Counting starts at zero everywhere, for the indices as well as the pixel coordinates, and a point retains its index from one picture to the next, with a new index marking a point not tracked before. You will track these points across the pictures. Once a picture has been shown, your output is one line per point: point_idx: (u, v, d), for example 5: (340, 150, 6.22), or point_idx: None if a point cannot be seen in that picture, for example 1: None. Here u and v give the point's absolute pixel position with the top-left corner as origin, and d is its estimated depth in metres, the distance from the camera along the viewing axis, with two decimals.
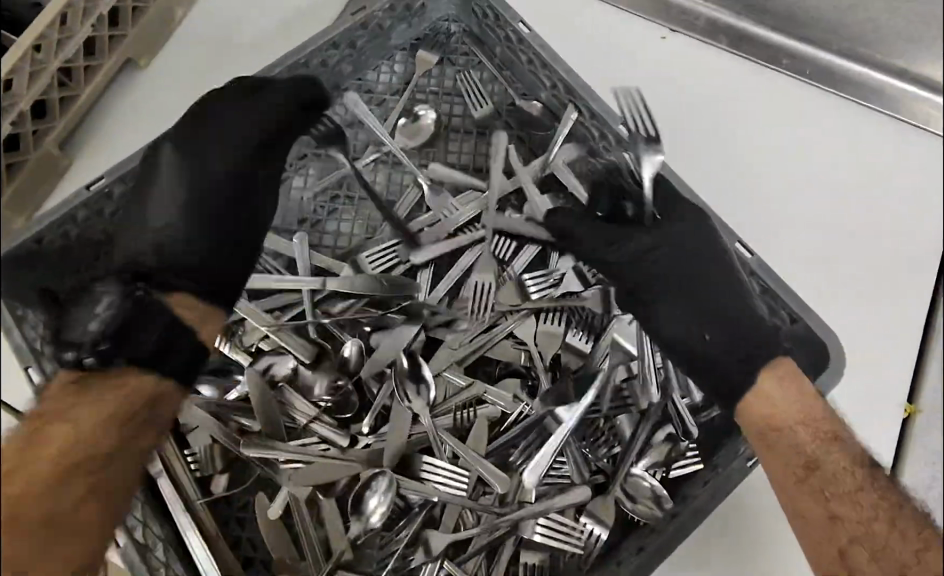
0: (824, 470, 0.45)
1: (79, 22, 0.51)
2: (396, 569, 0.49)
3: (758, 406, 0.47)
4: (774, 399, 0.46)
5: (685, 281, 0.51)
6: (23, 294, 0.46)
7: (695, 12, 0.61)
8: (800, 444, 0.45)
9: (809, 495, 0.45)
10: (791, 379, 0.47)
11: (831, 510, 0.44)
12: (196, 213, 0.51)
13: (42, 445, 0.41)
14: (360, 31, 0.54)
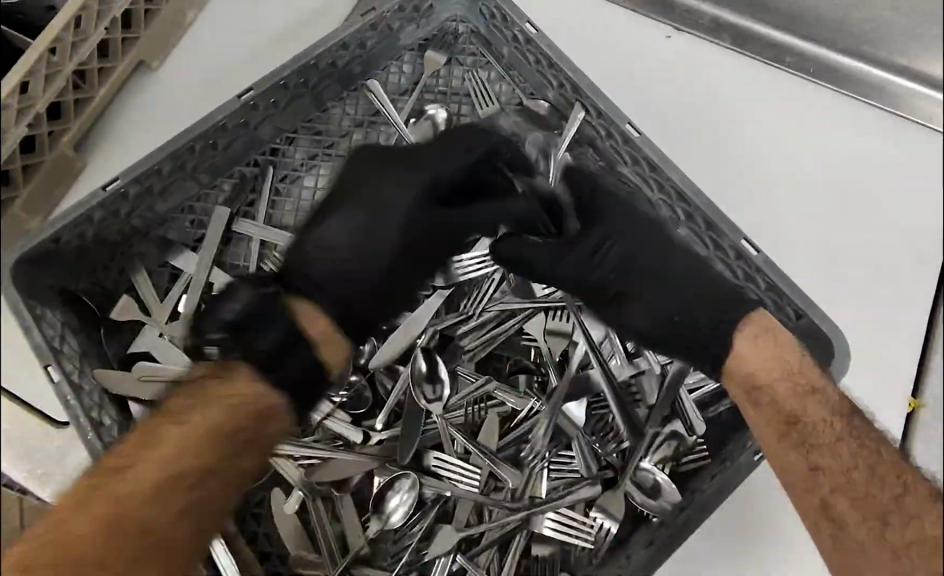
0: (805, 423, 0.45)
1: (93, 25, 0.52)
2: (410, 563, 0.50)
3: (738, 367, 0.48)
4: (754, 361, 0.47)
5: (682, 281, 0.51)
6: (37, 293, 0.47)
7: (699, 11, 0.61)
8: (780, 401, 0.46)
9: (787, 448, 0.45)
10: (763, 336, 0.48)
11: (811, 460, 0.45)
12: (356, 250, 0.51)
13: (142, 448, 0.44)
14: (369, 32, 0.55)
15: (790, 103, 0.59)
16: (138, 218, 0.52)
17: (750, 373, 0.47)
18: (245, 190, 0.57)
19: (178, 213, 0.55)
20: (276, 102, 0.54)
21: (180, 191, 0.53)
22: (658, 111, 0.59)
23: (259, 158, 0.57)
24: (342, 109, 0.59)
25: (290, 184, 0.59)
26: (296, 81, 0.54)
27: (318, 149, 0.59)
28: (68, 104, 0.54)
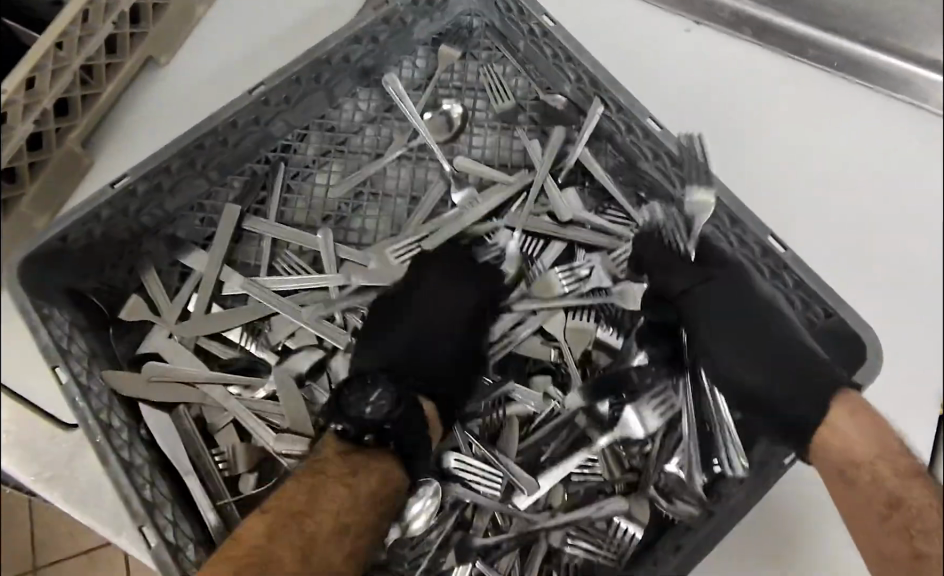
0: (908, 507, 0.40)
1: (100, 20, 0.50)
2: (428, 570, 0.48)
3: (827, 443, 0.43)
4: (851, 437, 0.42)
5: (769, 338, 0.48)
6: (47, 294, 0.46)
7: (720, 3, 0.60)
8: (882, 480, 0.41)
9: (889, 534, 0.40)
10: (862, 414, 0.42)
11: (918, 549, 0.40)
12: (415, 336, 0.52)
13: (280, 526, 0.41)
14: (382, 26, 0.54)
15: (814, 96, 0.57)
16: (146, 216, 0.51)
17: (843, 449, 0.42)
18: (255, 186, 0.56)
19: (187, 211, 0.54)
20: (286, 98, 0.52)
21: (189, 188, 0.52)
22: (677, 106, 0.58)
23: (269, 155, 0.56)
24: (354, 104, 0.58)
25: (302, 182, 0.57)
26: (306, 76, 0.52)
27: (329, 145, 0.58)
28: (75, 100, 0.52)
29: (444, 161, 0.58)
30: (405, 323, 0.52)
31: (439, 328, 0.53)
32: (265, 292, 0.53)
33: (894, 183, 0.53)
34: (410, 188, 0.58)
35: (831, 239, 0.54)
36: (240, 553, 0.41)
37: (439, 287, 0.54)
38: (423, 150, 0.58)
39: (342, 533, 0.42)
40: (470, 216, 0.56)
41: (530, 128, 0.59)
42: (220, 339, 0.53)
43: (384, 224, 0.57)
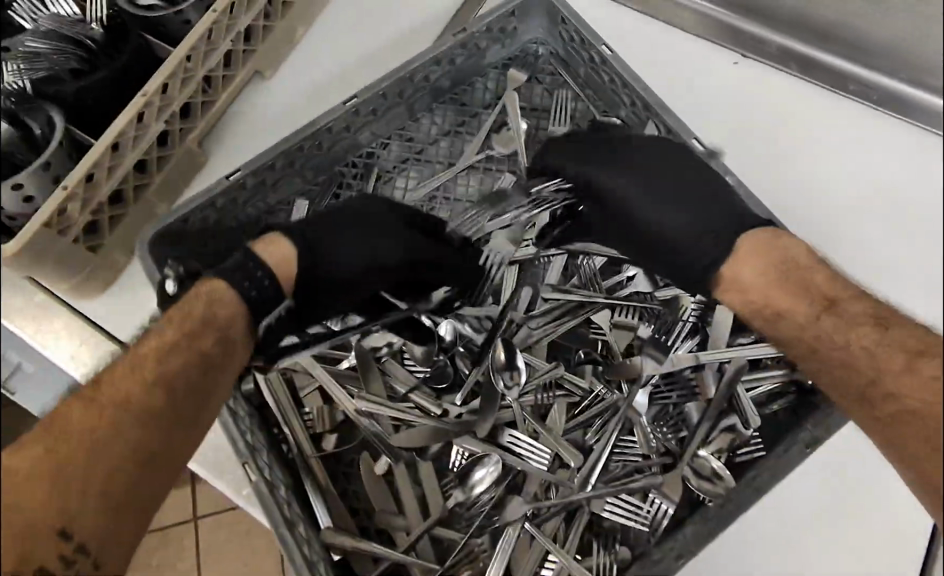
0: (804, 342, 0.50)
1: (222, 37, 0.59)
2: (483, 527, 0.53)
3: (733, 298, 0.53)
4: (739, 276, 0.52)
5: (685, 193, 0.55)
6: (170, 267, 0.54)
7: (767, 39, 0.67)
8: (775, 327, 0.52)
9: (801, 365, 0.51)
10: (741, 270, 0.52)
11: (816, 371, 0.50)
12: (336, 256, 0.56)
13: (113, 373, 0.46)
14: (459, 49, 0.61)
15: (842, 123, 0.64)
16: (251, 207, 0.59)
17: (744, 302, 0.52)
18: (329, 191, 0.63)
19: (285, 206, 0.61)
20: (373, 110, 0.60)
21: (288, 185, 0.60)
22: (723, 129, 0.64)
23: (357, 160, 0.64)
24: (431, 118, 0.66)
25: (386, 187, 0.65)
26: (392, 91, 0.60)
27: (408, 154, 0.65)
28: (196, 106, 0.61)
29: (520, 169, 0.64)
30: (339, 244, 0.56)
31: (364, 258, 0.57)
32: None
33: (903, 201, 0.62)
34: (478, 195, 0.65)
35: (858, 253, 0.61)
36: (66, 413, 0.45)
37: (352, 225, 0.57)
38: (489, 161, 0.65)
39: (140, 370, 0.47)
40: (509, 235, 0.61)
41: None
42: None
43: (465, 223, 0.62)
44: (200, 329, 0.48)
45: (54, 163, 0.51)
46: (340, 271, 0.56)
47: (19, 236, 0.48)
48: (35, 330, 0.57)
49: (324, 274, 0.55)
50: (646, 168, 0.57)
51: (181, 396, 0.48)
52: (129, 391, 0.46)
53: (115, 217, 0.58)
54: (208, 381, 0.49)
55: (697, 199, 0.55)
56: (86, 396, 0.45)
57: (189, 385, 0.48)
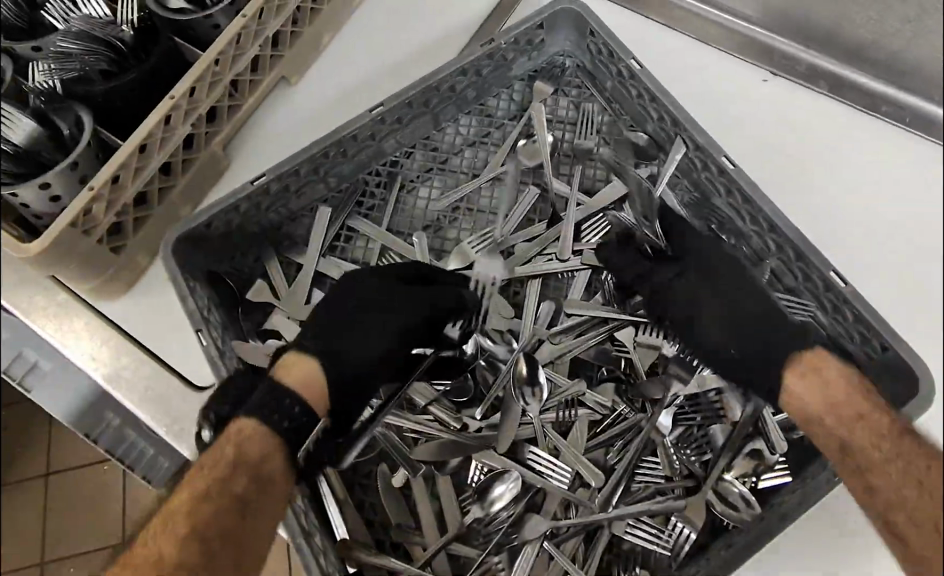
0: (862, 451, 0.46)
1: (250, 43, 0.59)
2: (501, 544, 0.52)
3: (795, 403, 0.49)
4: (809, 385, 0.49)
5: (733, 292, 0.55)
6: (192, 271, 0.54)
7: (797, 58, 0.67)
8: (832, 430, 0.47)
9: (851, 474, 0.46)
10: (811, 375, 0.49)
11: (868, 484, 0.46)
12: (349, 344, 0.54)
13: (157, 527, 0.44)
14: (486, 60, 0.60)
15: (865, 140, 0.64)
16: (274, 212, 0.58)
17: (805, 405, 0.49)
18: (352, 199, 0.62)
19: (307, 212, 0.61)
20: (399, 119, 0.60)
21: (311, 192, 0.60)
22: (749, 145, 0.64)
23: (380, 168, 0.63)
24: (455, 128, 0.65)
25: (407, 196, 0.64)
26: (418, 100, 0.59)
27: (432, 163, 0.65)
28: (222, 110, 0.61)
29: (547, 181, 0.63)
30: (345, 329, 0.54)
31: (377, 334, 0.55)
32: None
33: (935, 224, 0.61)
34: (502, 207, 0.64)
35: (888, 275, 0.60)
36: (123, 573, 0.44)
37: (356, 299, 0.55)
38: (513, 172, 0.65)
39: (173, 523, 0.44)
40: (531, 247, 0.61)
41: None
42: None
43: (486, 238, 0.61)
44: (229, 470, 0.45)
45: (81, 163, 0.51)
46: (359, 365, 0.53)
47: (46, 235, 0.49)
48: (56, 329, 0.57)
49: (347, 367, 0.52)
50: (702, 284, 0.56)
51: (219, 549, 0.44)
52: (165, 547, 0.43)
53: (139, 219, 0.57)
54: (245, 526, 0.44)
55: (744, 315, 0.53)
56: (138, 553, 0.44)
57: (226, 532, 0.44)
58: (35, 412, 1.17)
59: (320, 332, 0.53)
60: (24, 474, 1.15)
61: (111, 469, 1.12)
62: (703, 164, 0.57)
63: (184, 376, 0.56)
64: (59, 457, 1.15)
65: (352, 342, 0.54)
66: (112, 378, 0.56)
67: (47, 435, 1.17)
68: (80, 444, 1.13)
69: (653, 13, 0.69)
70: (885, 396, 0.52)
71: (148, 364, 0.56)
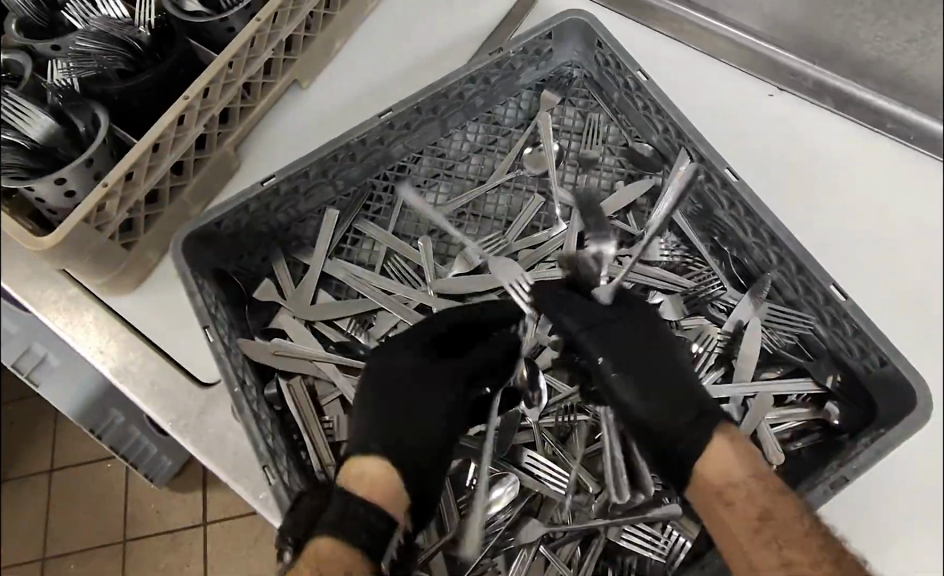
0: (777, 519, 0.45)
1: (264, 46, 0.60)
2: (497, 548, 0.52)
3: (713, 465, 0.48)
4: (730, 470, 0.47)
5: (651, 357, 0.53)
6: (200, 268, 0.55)
7: (803, 73, 0.69)
8: (754, 496, 0.46)
9: (765, 547, 0.44)
10: (738, 443, 0.48)
11: (785, 559, 0.44)
12: (412, 416, 0.53)
13: None
14: (494, 69, 0.62)
15: (869, 156, 0.65)
16: (283, 213, 0.59)
17: (725, 469, 0.47)
18: (359, 203, 0.63)
19: (315, 214, 0.62)
20: (407, 124, 0.61)
21: (320, 194, 0.61)
22: (754, 158, 0.65)
23: (388, 173, 0.64)
24: (463, 135, 0.66)
25: None
26: (426, 106, 0.60)
27: (440, 169, 0.65)
28: (235, 111, 0.62)
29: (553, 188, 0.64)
30: (402, 400, 0.54)
31: (440, 395, 0.55)
32: (370, 286, 0.60)
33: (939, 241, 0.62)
34: (507, 213, 0.65)
35: (890, 291, 0.61)
36: None
37: (404, 365, 0.55)
38: (519, 180, 0.65)
39: None
40: (536, 254, 0.62)
41: (616, 170, 0.66)
42: (331, 324, 0.60)
43: (490, 243, 0.62)
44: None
45: (96, 160, 0.53)
46: (425, 439, 0.52)
47: (59, 229, 0.50)
48: (67, 322, 0.58)
49: (424, 438, 0.52)
50: (617, 350, 0.54)
51: None
52: None
53: (151, 216, 0.58)
54: None
55: (666, 393, 0.52)
56: None
57: None
58: (40, 408, 1.19)
59: (379, 412, 0.52)
60: (26, 470, 1.17)
61: (114, 465, 1.13)
62: (709, 175, 0.58)
63: (191, 372, 0.57)
64: (65, 451, 1.16)
65: (416, 415, 0.53)
66: (119, 372, 0.56)
67: (53, 430, 1.18)
68: (87, 441, 1.15)
69: (659, 26, 0.71)
70: (883, 410, 0.53)
71: (155, 359, 0.57)
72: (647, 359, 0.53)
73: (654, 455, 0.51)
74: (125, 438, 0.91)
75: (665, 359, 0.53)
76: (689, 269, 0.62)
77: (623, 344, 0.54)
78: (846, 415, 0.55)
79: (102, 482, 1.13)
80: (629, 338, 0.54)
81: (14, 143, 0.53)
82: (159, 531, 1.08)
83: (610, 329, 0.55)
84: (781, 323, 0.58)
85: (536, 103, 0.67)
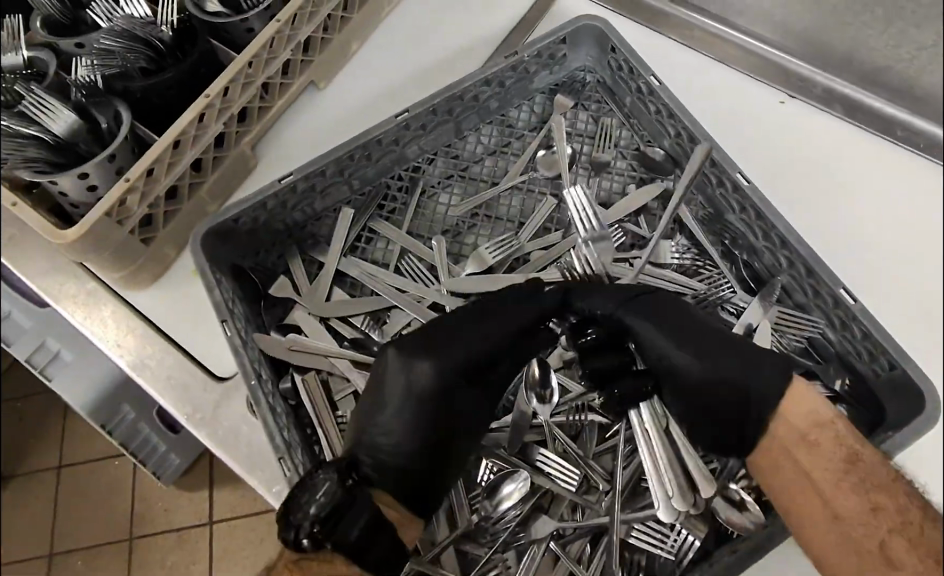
0: (863, 463, 0.49)
1: (283, 47, 0.61)
2: (507, 543, 0.53)
3: (799, 412, 0.51)
4: (812, 412, 0.51)
5: (718, 345, 0.54)
6: (218, 264, 0.55)
7: (813, 81, 0.69)
8: (840, 440, 0.50)
9: (851, 488, 0.49)
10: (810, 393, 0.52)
11: (872, 501, 0.49)
12: (433, 415, 0.53)
13: None
14: (509, 72, 0.62)
15: (879, 162, 0.66)
16: (300, 211, 0.60)
17: (811, 414, 0.51)
18: (374, 203, 0.64)
19: (331, 213, 0.63)
20: (423, 126, 0.62)
21: (336, 193, 0.62)
22: (763, 163, 0.66)
23: (403, 173, 0.65)
24: (476, 137, 0.67)
25: (429, 200, 0.65)
26: (441, 108, 0.61)
27: (454, 170, 0.66)
28: (254, 111, 0.63)
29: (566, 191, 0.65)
30: (426, 396, 0.54)
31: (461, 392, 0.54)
32: (384, 284, 0.61)
33: None
34: (519, 214, 0.65)
35: (900, 296, 0.61)
36: None
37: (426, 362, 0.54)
38: (532, 182, 0.66)
39: None
40: (547, 255, 0.62)
41: (629, 174, 0.67)
42: (346, 320, 0.61)
43: (503, 244, 0.62)
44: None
45: (118, 155, 0.54)
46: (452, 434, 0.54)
47: (80, 223, 0.51)
48: (85, 315, 0.58)
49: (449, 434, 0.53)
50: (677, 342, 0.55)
51: None
52: None
53: (169, 212, 0.59)
54: None
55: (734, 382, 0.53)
56: None
57: None
58: (50, 404, 1.20)
59: (403, 411, 0.53)
60: (33, 467, 1.17)
61: (122, 461, 1.13)
62: (722, 179, 0.59)
63: (206, 366, 0.58)
64: (71, 449, 1.17)
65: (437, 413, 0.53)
66: (136, 365, 0.57)
67: (61, 428, 1.19)
68: (96, 438, 1.16)
69: (671, 33, 0.72)
70: (892, 414, 0.53)
71: (171, 354, 0.58)
72: (694, 339, 0.55)
73: (727, 441, 0.54)
74: (135, 434, 0.90)
75: (735, 346, 0.54)
76: (700, 272, 0.63)
77: (677, 332, 0.55)
78: (854, 417, 0.56)
79: (112, 478, 1.13)
80: (679, 326, 0.55)
81: (38, 138, 0.54)
82: (164, 531, 1.09)
83: (663, 319, 0.56)
84: (792, 326, 0.58)
85: (550, 107, 0.68)
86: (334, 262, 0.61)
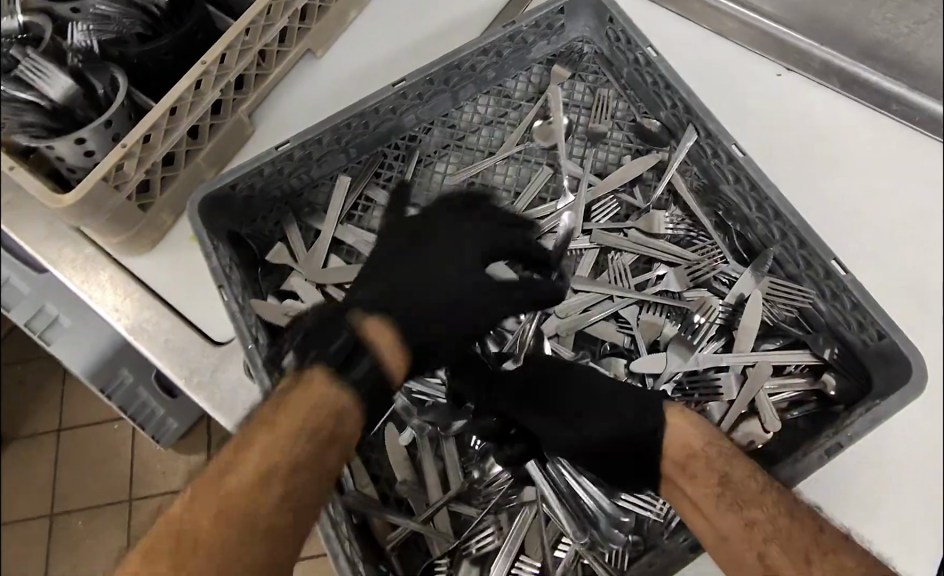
0: (735, 482, 0.49)
1: (280, 14, 0.61)
2: (499, 505, 0.56)
3: (675, 441, 0.52)
4: (686, 441, 0.52)
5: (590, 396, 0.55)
6: (216, 230, 0.56)
7: (810, 55, 0.69)
8: (709, 461, 0.50)
9: (727, 509, 0.49)
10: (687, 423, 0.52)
11: (745, 518, 0.48)
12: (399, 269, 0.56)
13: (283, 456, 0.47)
14: (506, 43, 0.63)
15: (875, 137, 0.66)
16: (297, 178, 0.61)
17: (683, 446, 0.51)
18: (371, 170, 0.64)
19: (328, 180, 0.63)
20: (420, 95, 0.62)
21: (332, 161, 0.62)
22: (758, 135, 0.67)
23: (400, 142, 0.65)
24: (473, 107, 0.67)
25: (424, 168, 0.66)
26: (439, 78, 0.61)
27: (450, 140, 0.66)
28: (250, 78, 0.63)
29: (563, 161, 0.65)
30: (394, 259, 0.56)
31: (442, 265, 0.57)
32: None
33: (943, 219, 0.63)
34: (514, 183, 0.66)
35: (890, 268, 0.62)
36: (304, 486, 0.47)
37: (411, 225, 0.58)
38: (528, 153, 0.66)
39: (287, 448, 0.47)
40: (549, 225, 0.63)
41: (624, 146, 0.67)
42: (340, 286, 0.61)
43: None
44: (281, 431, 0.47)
45: (115, 121, 0.54)
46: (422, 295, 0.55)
47: (77, 188, 0.51)
48: (84, 281, 0.59)
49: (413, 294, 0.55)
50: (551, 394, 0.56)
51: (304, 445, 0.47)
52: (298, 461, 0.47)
53: (166, 178, 0.60)
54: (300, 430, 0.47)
55: (604, 416, 0.54)
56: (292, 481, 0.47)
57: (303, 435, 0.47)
58: (51, 369, 1.20)
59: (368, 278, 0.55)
60: (33, 429, 1.18)
61: (122, 426, 1.15)
62: (719, 152, 0.59)
63: (204, 330, 0.58)
64: (72, 411, 1.18)
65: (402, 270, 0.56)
66: (133, 329, 0.58)
67: (60, 391, 1.20)
68: (96, 403, 1.17)
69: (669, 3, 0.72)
70: (879, 382, 0.54)
71: (168, 318, 0.58)
72: (556, 393, 0.56)
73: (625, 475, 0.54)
74: (133, 398, 0.90)
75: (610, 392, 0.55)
76: (694, 243, 0.63)
77: (549, 382, 0.56)
78: (841, 386, 0.57)
79: (110, 443, 1.14)
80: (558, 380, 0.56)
81: (34, 103, 0.54)
82: (162, 493, 1.11)
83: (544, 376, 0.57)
84: (781, 296, 0.59)
85: (548, 77, 0.68)
86: (331, 227, 0.62)
